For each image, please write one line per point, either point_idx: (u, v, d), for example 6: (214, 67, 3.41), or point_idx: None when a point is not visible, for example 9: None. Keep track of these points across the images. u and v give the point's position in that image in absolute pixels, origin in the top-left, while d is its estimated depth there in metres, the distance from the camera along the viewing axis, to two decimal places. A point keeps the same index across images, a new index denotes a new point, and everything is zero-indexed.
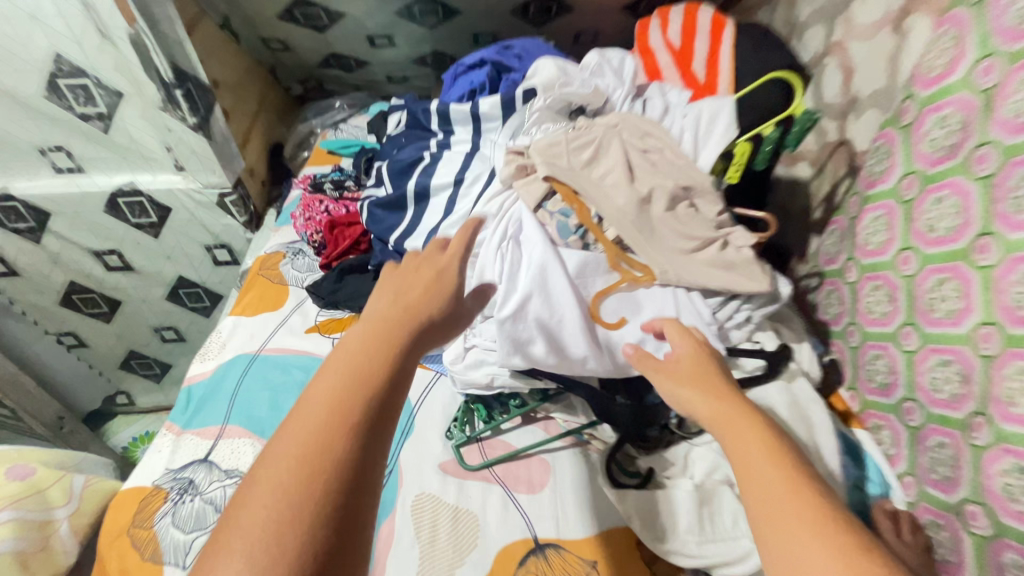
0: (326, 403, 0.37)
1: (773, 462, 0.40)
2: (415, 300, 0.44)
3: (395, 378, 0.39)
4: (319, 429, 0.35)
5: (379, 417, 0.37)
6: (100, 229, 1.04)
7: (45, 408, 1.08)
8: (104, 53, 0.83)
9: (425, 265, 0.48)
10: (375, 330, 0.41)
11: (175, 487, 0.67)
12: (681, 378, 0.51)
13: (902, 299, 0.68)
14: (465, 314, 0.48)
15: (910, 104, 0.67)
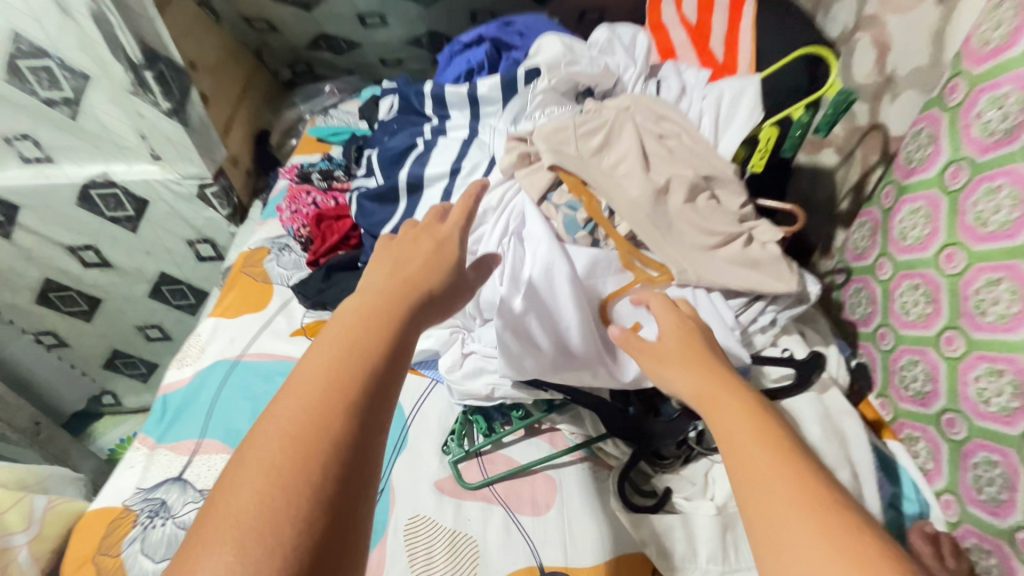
0: (322, 373, 0.34)
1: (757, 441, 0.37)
2: (412, 273, 0.42)
3: (395, 350, 0.37)
4: (317, 402, 0.33)
5: (380, 390, 0.35)
6: (74, 223, 0.97)
7: (18, 413, 1.01)
8: (67, 31, 0.76)
9: (421, 239, 0.46)
10: (371, 302, 0.39)
11: (146, 509, 0.61)
12: (665, 350, 0.46)
13: (944, 300, 0.62)
14: (466, 289, 0.45)
15: (958, 83, 0.60)
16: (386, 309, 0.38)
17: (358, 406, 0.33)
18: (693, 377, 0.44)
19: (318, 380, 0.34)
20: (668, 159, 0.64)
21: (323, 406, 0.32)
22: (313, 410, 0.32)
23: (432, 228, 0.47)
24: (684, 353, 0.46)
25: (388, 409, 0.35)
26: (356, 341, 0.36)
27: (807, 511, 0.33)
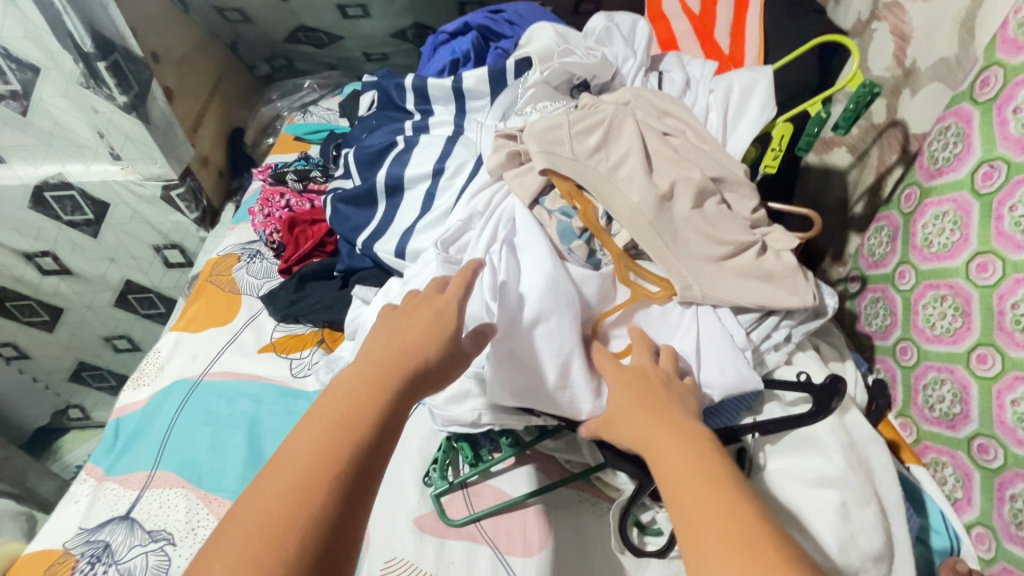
0: (306, 451, 0.31)
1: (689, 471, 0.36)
2: (413, 338, 0.39)
3: (390, 421, 0.34)
4: (293, 484, 0.30)
5: (369, 465, 0.32)
6: (28, 228, 0.90)
7: None
8: (8, 17, 0.69)
9: (423, 303, 0.43)
10: (366, 369, 0.37)
11: (86, 554, 0.54)
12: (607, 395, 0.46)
13: (976, 314, 0.56)
14: (465, 357, 0.42)
15: (993, 73, 0.54)
16: (381, 374, 0.36)
17: (345, 482, 0.30)
18: (632, 413, 0.43)
19: (304, 451, 0.31)
20: (673, 159, 0.57)
21: (299, 483, 0.30)
22: (296, 483, 0.30)
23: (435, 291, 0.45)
24: (620, 388, 0.45)
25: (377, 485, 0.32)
26: (350, 409, 0.34)
27: (728, 539, 0.31)
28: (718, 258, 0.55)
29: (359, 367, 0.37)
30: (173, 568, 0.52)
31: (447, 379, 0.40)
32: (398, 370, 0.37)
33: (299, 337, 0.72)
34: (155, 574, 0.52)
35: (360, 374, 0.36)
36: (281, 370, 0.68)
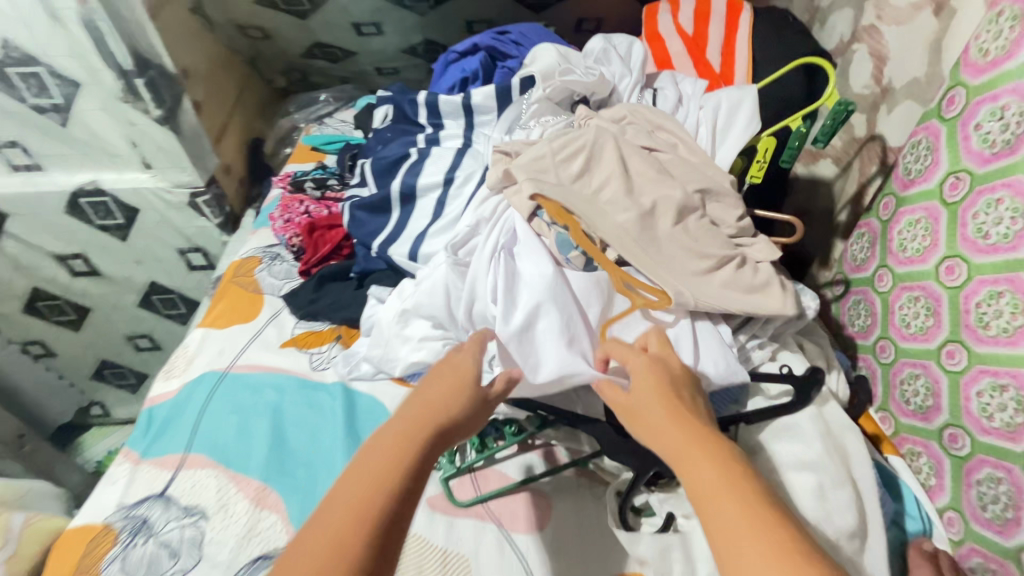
0: (348, 508, 0.36)
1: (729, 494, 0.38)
2: (435, 396, 0.45)
3: (416, 479, 0.40)
4: (340, 533, 0.35)
5: (397, 521, 0.37)
6: (62, 232, 0.96)
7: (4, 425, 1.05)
8: (56, 38, 0.75)
9: (446, 363, 0.48)
10: (397, 431, 0.42)
11: (127, 528, 0.59)
12: (636, 400, 0.46)
13: (945, 313, 0.61)
14: (486, 410, 0.48)
15: (958, 93, 0.60)
16: (411, 435, 0.41)
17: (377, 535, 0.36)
18: (663, 424, 0.43)
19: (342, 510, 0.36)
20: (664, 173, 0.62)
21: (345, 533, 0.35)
22: (334, 542, 0.35)
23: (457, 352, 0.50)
24: (649, 394, 0.46)
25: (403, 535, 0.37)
26: (383, 470, 0.39)
27: (774, 560, 0.34)
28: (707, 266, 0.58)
29: (390, 427, 0.42)
30: (207, 540, 0.57)
31: (466, 429, 0.46)
32: (425, 429, 0.42)
33: (318, 334, 0.77)
34: (191, 545, 0.57)
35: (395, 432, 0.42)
36: (301, 363, 0.73)
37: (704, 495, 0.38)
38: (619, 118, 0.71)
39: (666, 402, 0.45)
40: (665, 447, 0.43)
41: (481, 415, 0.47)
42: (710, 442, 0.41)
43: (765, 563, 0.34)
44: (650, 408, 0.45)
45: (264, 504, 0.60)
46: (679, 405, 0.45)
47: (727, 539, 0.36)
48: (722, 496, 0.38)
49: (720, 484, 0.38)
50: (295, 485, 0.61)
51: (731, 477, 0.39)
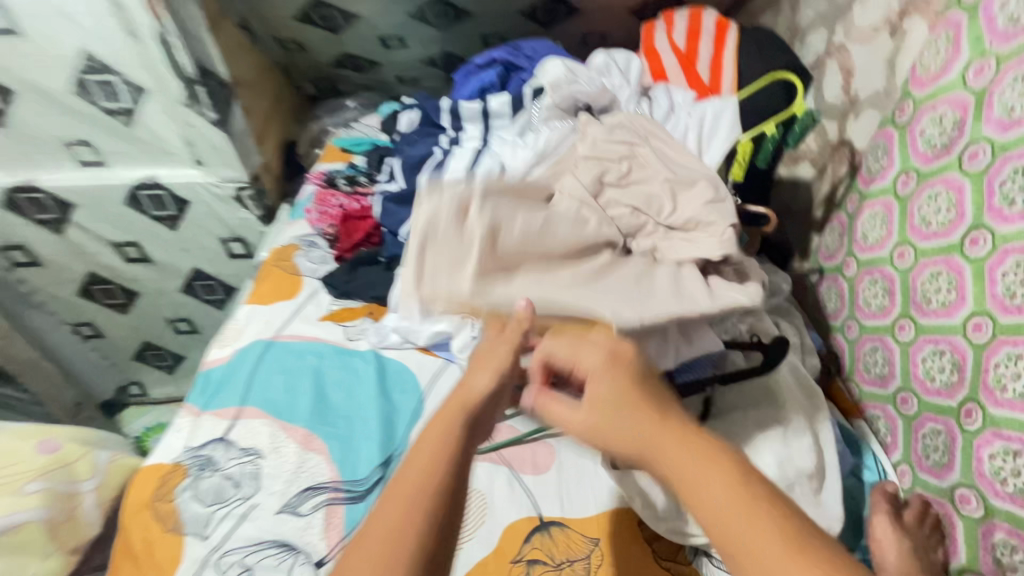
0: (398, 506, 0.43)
1: (714, 481, 0.38)
2: (463, 391, 0.52)
3: (460, 472, 0.46)
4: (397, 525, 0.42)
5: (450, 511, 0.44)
6: (121, 222, 1.08)
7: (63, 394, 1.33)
8: (130, 51, 0.86)
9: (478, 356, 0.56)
10: (434, 433, 0.48)
11: (195, 464, 0.69)
12: (602, 400, 0.45)
13: (898, 292, 0.70)
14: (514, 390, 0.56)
15: (907, 104, 0.70)
16: (447, 438, 0.47)
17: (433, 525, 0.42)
18: (636, 421, 0.42)
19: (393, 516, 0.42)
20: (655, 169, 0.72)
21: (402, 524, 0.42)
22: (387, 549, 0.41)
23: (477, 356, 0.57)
24: (617, 393, 0.44)
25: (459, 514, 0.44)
26: (426, 479, 0.45)
27: (767, 537, 0.35)
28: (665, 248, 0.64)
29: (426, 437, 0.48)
30: (263, 474, 0.67)
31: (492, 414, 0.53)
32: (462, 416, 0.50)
33: (353, 310, 0.88)
34: (250, 477, 0.67)
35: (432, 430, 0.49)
36: (337, 334, 0.84)
37: (700, 496, 0.38)
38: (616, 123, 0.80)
39: (637, 403, 0.43)
40: (648, 452, 0.41)
41: (504, 394, 0.55)
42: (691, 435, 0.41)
43: (763, 545, 0.35)
44: (622, 415, 0.43)
45: (310, 446, 0.70)
46: (649, 400, 0.44)
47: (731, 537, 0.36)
48: (721, 494, 0.37)
49: (717, 482, 0.38)
50: (337, 432, 0.72)
51: (724, 470, 0.38)
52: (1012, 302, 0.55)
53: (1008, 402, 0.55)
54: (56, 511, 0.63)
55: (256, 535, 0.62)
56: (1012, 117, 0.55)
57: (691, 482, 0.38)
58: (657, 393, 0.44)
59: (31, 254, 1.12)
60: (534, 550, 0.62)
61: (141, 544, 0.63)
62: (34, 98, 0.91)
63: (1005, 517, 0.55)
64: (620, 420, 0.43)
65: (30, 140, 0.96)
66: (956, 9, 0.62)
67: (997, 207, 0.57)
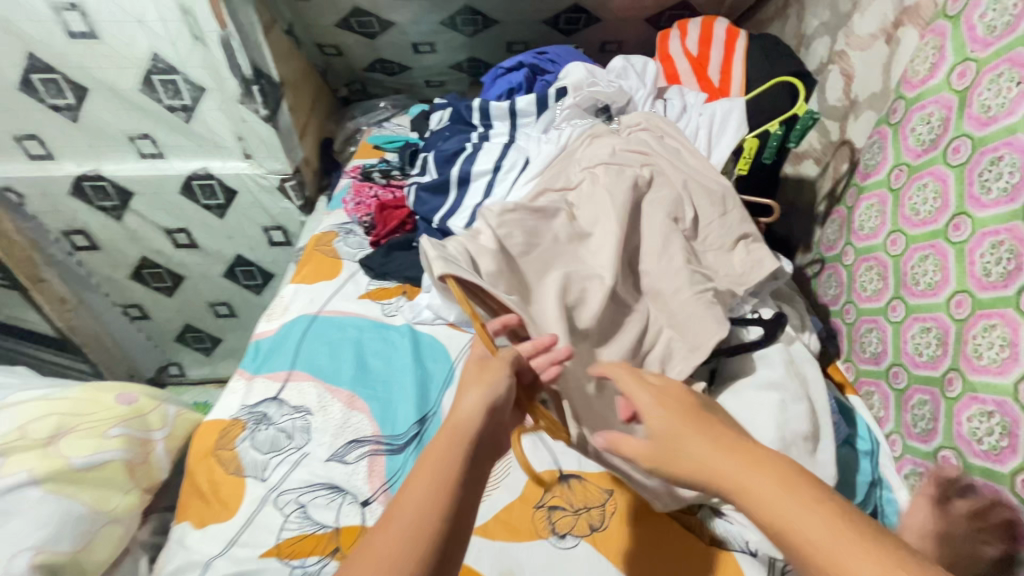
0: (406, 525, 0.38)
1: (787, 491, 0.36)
2: (455, 422, 0.44)
3: (455, 515, 0.40)
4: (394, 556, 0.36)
5: (441, 559, 0.38)
6: (174, 209, 1.19)
7: (118, 366, 1.51)
8: (194, 53, 0.96)
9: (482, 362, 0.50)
10: (430, 469, 0.41)
11: (251, 418, 0.78)
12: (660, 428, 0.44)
13: (891, 277, 0.77)
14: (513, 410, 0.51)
15: (900, 104, 0.77)
16: (438, 481, 0.40)
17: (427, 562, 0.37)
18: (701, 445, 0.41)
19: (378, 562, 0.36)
20: (667, 162, 0.80)
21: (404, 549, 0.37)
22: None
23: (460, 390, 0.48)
24: (673, 417, 0.44)
25: (453, 555, 0.39)
26: (415, 528, 0.38)
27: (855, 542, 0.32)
28: (675, 237, 0.72)
29: (410, 486, 0.40)
30: (313, 428, 0.75)
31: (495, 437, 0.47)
32: (456, 454, 0.42)
33: (387, 290, 0.96)
34: (301, 430, 0.75)
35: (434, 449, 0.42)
36: (375, 310, 0.92)
37: (768, 514, 0.35)
38: (630, 127, 0.89)
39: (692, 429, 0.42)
40: (712, 477, 0.39)
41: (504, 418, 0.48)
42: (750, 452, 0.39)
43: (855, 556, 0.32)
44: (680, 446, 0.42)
45: (354, 406, 0.78)
46: (701, 425, 0.42)
47: (809, 548, 0.33)
48: (789, 504, 0.35)
49: (785, 495, 0.35)
50: (376, 394, 0.80)
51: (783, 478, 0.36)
52: (988, 279, 0.61)
53: (984, 368, 0.61)
54: (134, 454, 0.72)
55: (308, 479, 0.70)
56: (990, 114, 0.62)
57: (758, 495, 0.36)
58: (708, 417, 0.44)
59: (90, 239, 1.25)
60: (555, 497, 0.69)
61: (207, 484, 0.72)
62: (105, 96, 1.00)
63: (982, 472, 0.62)
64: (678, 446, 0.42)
65: (98, 134, 1.06)
66: (942, 19, 0.69)
67: (976, 195, 0.63)
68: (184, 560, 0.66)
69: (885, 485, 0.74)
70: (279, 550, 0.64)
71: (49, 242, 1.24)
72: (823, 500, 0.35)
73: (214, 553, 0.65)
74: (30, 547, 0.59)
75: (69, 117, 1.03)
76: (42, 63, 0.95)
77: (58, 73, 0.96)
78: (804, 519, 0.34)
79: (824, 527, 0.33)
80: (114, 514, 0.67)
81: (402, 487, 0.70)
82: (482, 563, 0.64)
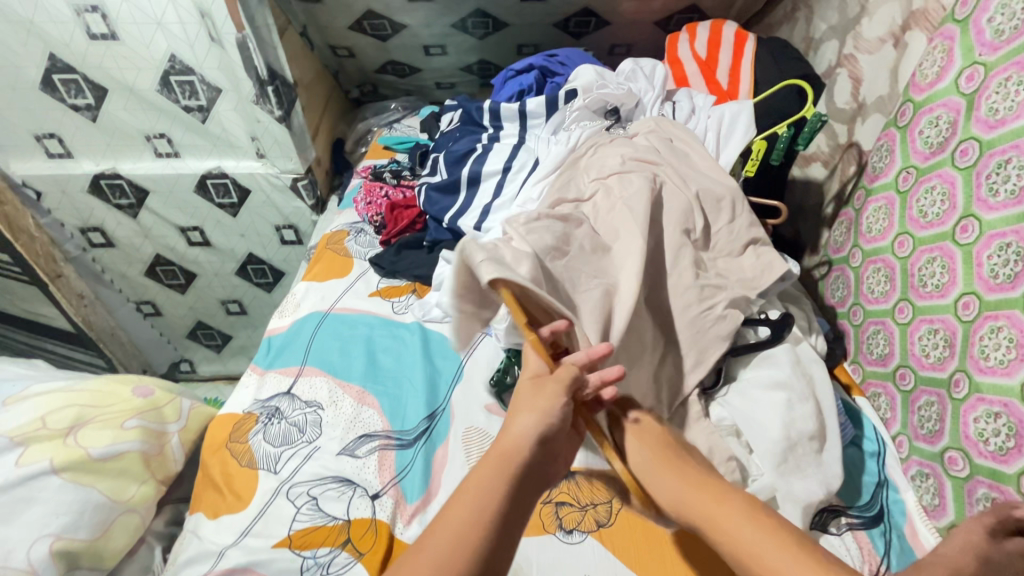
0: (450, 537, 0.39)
1: (752, 522, 0.43)
2: (507, 447, 0.44)
3: (494, 542, 0.40)
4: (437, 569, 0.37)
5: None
6: (188, 208, 1.22)
7: (132, 362, 1.54)
8: (211, 55, 0.98)
9: (539, 381, 0.49)
10: (477, 492, 0.42)
11: (264, 412, 0.79)
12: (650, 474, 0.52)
13: (898, 279, 0.77)
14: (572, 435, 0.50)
15: (908, 107, 0.77)
16: (482, 506, 0.41)
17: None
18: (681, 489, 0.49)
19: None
20: (675, 162, 0.81)
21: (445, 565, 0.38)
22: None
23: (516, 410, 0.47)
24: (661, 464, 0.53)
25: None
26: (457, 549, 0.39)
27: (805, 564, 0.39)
28: (684, 238, 0.73)
29: (457, 507, 0.41)
30: (324, 422, 0.77)
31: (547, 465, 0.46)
32: (503, 482, 0.42)
33: (398, 288, 0.97)
34: (313, 424, 0.77)
35: (486, 468, 0.43)
36: (385, 308, 0.93)
37: (728, 537, 0.44)
38: (639, 131, 0.90)
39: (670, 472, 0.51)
40: (688, 514, 0.48)
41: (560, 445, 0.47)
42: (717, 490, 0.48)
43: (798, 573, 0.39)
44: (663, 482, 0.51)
45: (364, 401, 0.79)
46: (678, 467, 0.52)
47: (757, 558, 0.41)
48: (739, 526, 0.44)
49: (740, 518, 0.44)
50: (387, 390, 0.81)
51: (745, 513, 0.44)
52: (995, 281, 0.62)
53: (990, 369, 0.62)
54: (150, 445, 0.73)
55: (320, 472, 0.72)
56: (998, 118, 0.62)
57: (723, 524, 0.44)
58: (683, 461, 0.52)
59: (106, 236, 1.27)
60: (562, 493, 0.70)
61: (221, 476, 0.73)
62: (123, 96, 1.02)
63: (987, 473, 0.62)
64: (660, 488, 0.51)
65: (115, 133, 1.09)
66: (950, 23, 0.70)
67: (984, 198, 0.64)
68: (198, 549, 0.67)
69: (891, 486, 0.74)
70: (290, 540, 0.66)
71: (66, 238, 1.27)
72: (772, 521, 0.43)
73: (228, 543, 0.67)
74: (49, 533, 0.61)
75: (89, 116, 1.05)
76: (63, 64, 0.97)
77: (78, 74, 0.98)
78: (753, 534, 0.42)
79: (770, 543, 0.41)
80: (131, 503, 0.69)
81: (411, 481, 0.71)
82: None
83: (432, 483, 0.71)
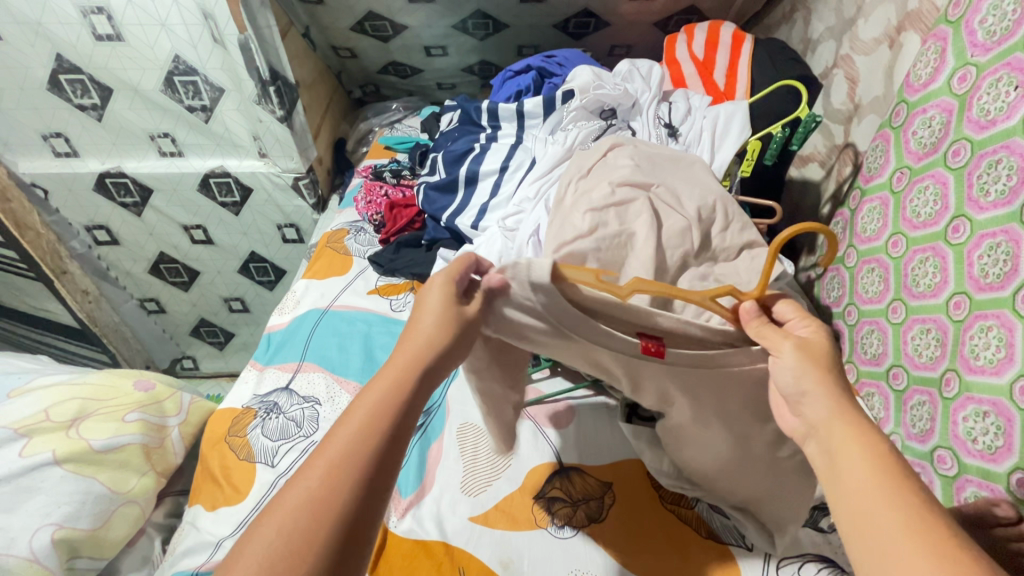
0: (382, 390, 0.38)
1: (876, 479, 0.35)
2: (419, 353, 0.41)
3: (420, 396, 0.39)
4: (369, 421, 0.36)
5: (369, 505, 0.34)
6: (191, 206, 1.24)
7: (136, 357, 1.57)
8: (214, 55, 0.99)
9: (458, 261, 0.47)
10: (376, 396, 0.37)
11: (262, 407, 0.81)
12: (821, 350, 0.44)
13: (892, 278, 0.77)
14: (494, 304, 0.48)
15: (902, 108, 0.78)
16: (383, 419, 0.36)
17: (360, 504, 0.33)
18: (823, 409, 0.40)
19: (303, 502, 0.32)
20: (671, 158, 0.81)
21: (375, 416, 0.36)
22: (292, 538, 0.31)
23: (419, 314, 0.43)
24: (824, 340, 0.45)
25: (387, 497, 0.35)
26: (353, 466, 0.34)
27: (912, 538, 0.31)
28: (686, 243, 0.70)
29: (350, 415, 0.36)
30: (322, 417, 0.78)
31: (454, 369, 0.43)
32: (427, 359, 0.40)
33: (396, 286, 0.98)
34: (310, 419, 0.78)
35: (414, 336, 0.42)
36: (383, 306, 0.94)
37: (847, 493, 0.36)
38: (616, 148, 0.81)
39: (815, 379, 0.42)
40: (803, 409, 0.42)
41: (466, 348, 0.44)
42: (885, 460, 0.36)
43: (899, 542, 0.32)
44: (825, 353, 0.44)
45: None
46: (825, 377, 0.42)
47: (858, 512, 0.34)
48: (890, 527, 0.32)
49: (863, 463, 0.36)
50: None
51: (881, 470, 0.35)
52: (987, 281, 0.62)
53: (980, 368, 0.62)
54: (150, 438, 0.75)
55: None
56: (990, 118, 0.62)
57: (850, 479, 0.36)
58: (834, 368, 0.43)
59: (111, 234, 1.30)
60: (555, 489, 0.71)
61: (220, 468, 0.75)
62: (127, 95, 1.04)
63: (975, 471, 0.63)
64: (806, 370, 0.42)
65: (120, 131, 1.10)
66: (943, 24, 0.70)
67: (975, 198, 0.64)
68: (196, 540, 0.69)
69: None
70: None
71: (72, 236, 1.30)
72: (904, 485, 0.34)
73: (225, 534, 0.68)
74: (51, 522, 0.63)
75: (94, 116, 1.07)
76: (70, 64, 0.98)
77: (84, 74, 1.00)
78: (871, 486, 0.35)
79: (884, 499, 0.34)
80: (131, 494, 0.70)
81: (406, 477, 0.74)
82: (483, 551, 0.65)
83: (425, 478, 0.74)
